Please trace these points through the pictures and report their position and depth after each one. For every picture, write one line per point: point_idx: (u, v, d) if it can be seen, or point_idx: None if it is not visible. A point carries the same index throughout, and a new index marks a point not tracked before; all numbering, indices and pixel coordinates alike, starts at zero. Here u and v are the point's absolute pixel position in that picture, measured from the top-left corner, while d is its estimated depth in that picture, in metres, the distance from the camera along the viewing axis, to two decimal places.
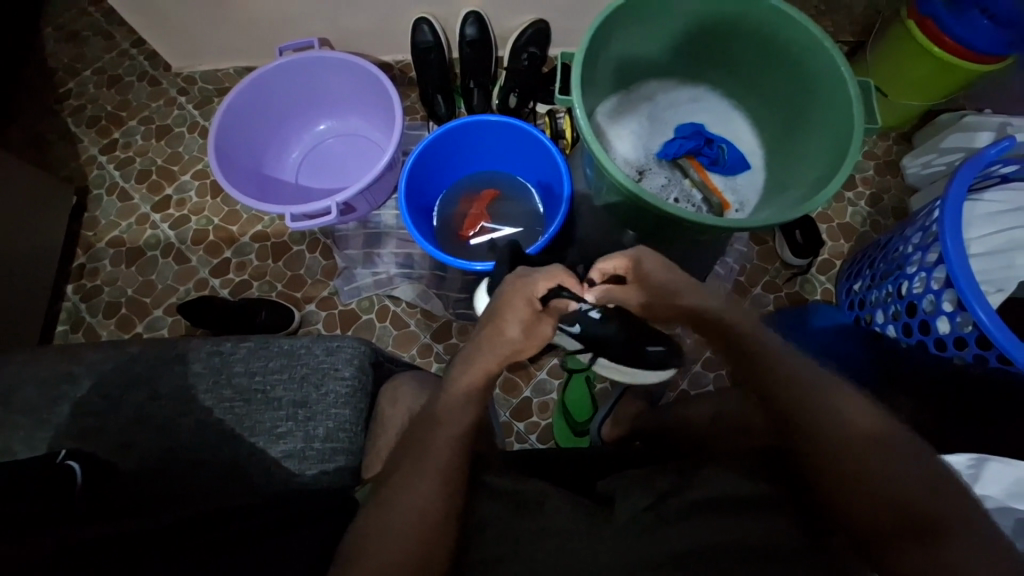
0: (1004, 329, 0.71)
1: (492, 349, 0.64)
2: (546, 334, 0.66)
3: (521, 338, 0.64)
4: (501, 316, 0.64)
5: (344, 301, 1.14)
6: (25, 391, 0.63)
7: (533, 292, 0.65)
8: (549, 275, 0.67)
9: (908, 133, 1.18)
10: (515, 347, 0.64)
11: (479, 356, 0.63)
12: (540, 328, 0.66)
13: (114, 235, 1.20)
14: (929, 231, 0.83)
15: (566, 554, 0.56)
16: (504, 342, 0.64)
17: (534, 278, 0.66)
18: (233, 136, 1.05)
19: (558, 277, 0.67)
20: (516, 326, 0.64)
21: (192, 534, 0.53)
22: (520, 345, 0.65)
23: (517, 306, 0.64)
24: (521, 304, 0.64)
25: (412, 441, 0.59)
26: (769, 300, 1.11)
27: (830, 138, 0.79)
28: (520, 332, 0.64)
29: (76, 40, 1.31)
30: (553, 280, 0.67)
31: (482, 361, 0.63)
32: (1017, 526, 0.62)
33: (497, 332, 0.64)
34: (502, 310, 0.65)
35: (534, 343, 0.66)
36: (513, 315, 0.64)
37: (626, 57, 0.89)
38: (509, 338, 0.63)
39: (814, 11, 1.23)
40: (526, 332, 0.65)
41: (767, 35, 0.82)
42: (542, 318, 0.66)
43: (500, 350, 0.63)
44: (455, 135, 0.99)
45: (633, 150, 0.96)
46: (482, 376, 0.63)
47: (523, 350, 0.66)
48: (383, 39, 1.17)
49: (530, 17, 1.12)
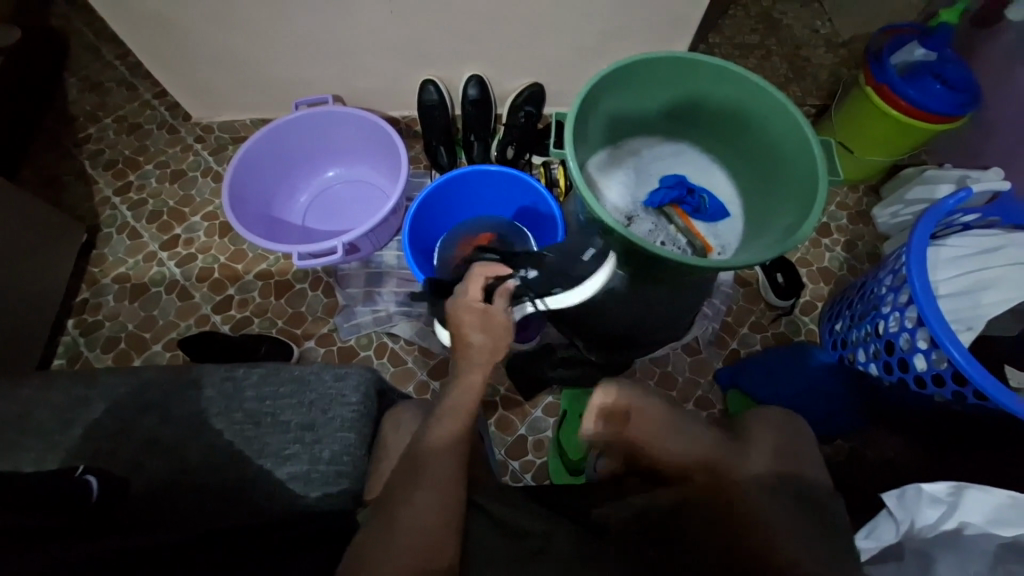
0: (977, 365, 0.75)
1: (470, 362, 0.66)
2: (508, 319, 0.67)
3: (485, 336, 0.66)
4: (458, 333, 0.67)
5: (343, 337, 1.17)
6: (35, 415, 0.65)
7: (471, 301, 0.68)
8: (473, 277, 0.71)
9: (876, 185, 1.28)
10: (486, 348, 0.66)
11: (462, 374, 0.66)
12: (498, 317, 0.67)
13: (121, 271, 1.24)
14: (899, 273, 0.89)
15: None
16: (475, 349, 0.66)
17: (463, 289, 0.70)
18: (248, 180, 1.12)
19: (479, 274, 0.72)
20: (473, 330, 0.66)
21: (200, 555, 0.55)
22: (491, 344, 0.66)
23: (464, 317, 0.67)
24: (467, 313, 0.67)
25: (419, 468, 0.61)
26: (756, 341, 1.15)
27: (800, 189, 0.87)
28: (481, 333, 0.66)
29: (100, 90, 1.40)
30: (477, 278, 0.71)
31: (466, 375, 0.66)
32: (1000, 551, 0.65)
33: (463, 347, 0.66)
34: (456, 329, 0.67)
35: (503, 336, 0.66)
36: (468, 326, 0.66)
37: (613, 116, 0.98)
38: (477, 344, 0.66)
39: (782, 78, 1.37)
40: (485, 330, 0.66)
41: (738, 102, 0.92)
42: (492, 310, 0.67)
43: (478, 358, 0.66)
44: (456, 183, 1.07)
45: (622, 198, 1.04)
46: (472, 392, 0.65)
47: (498, 347, 0.66)
48: (392, 97, 1.27)
49: (528, 80, 1.23)
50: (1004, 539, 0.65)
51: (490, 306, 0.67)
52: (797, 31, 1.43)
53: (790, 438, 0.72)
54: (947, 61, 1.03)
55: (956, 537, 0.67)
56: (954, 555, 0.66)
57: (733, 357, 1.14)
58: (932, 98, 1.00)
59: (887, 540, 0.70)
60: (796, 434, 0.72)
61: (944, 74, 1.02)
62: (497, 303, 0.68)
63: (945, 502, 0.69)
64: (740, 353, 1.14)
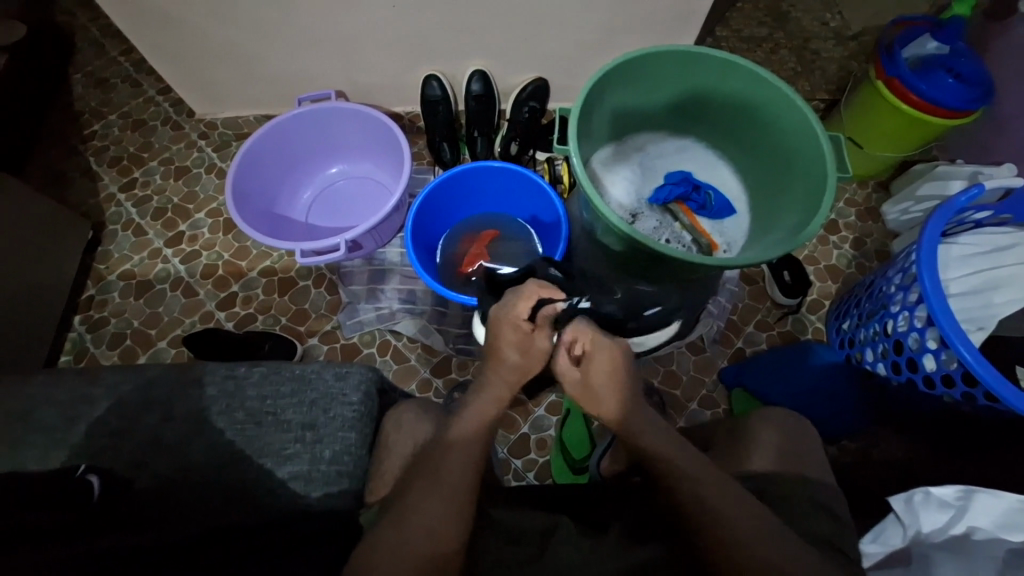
0: (987, 366, 0.74)
1: (499, 377, 0.68)
2: (546, 348, 0.68)
3: (521, 359, 0.68)
4: (496, 346, 0.68)
5: (346, 335, 1.17)
6: (40, 413, 0.65)
7: (515, 317, 0.68)
8: (526, 294, 0.68)
9: (886, 181, 1.26)
10: (517, 369, 0.68)
11: (489, 386, 0.68)
12: (537, 342, 0.68)
13: (126, 268, 1.24)
14: (909, 272, 0.87)
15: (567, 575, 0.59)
16: (507, 366, 0.68)
17: (513, 302, 0.68)
18: (251, 176, 1.12)
19: (536, 294, 0.68)
20: (510, 349, 0.67)
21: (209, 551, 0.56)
22: (523, 366, 0.68)
23: (504, 333, 0.67)
24: (508, 330, 0.67)
25: (422, 471, 0.62)
26: (762, 339, 1.14)
27: (808, 185, 0.86)
28: (518, 354, 0.68)
29: (105, 86, 1.41)
30: (531, 298, 0.68)
31: (493, 389, 0.68)
32: (1007, 556, 0.64)
33: (497, 360, 0.68)
34: (494, 341, 0.68)
35: (537, 360, 0.68)
36: (506, 343, 0.68)
37: (617, 113, 0.97)
38: (509, 362, 0.68)
39: (790, 72, 1.35)
40: (521, 351, 0.68)
41: (746, 96, 0.90)
42: (533, 333, 0.67)
43: (507, 377, 0.68)
44: (459, 179, 1.06)
45: (626, 195, 1.02)
46: (496, 405, 0.67)
47: (530, 369, 0.69)
48: (395, 92, 1.27)
49: (531, 75, 1.22)
50: (1012, 544, 0.65)
51: (533, 329, 0.67)
52: (806, 23, 1.40)
53: (794, 440, 0.71)
54: (959, 55, 1.00)
55: (964, 542, 0.66)
56: (960, 560, 0.65)
57: (739, 355, 1.13)
58: (943, 92, 0.98)
59: (894, 544, 0.70)
60: (799, 437, 0.72)
61: (957, 68, 0.99)
62: (541, 328, 0.67)
63: (954, 506, 0.68)
64: (745, 352, 1.13)
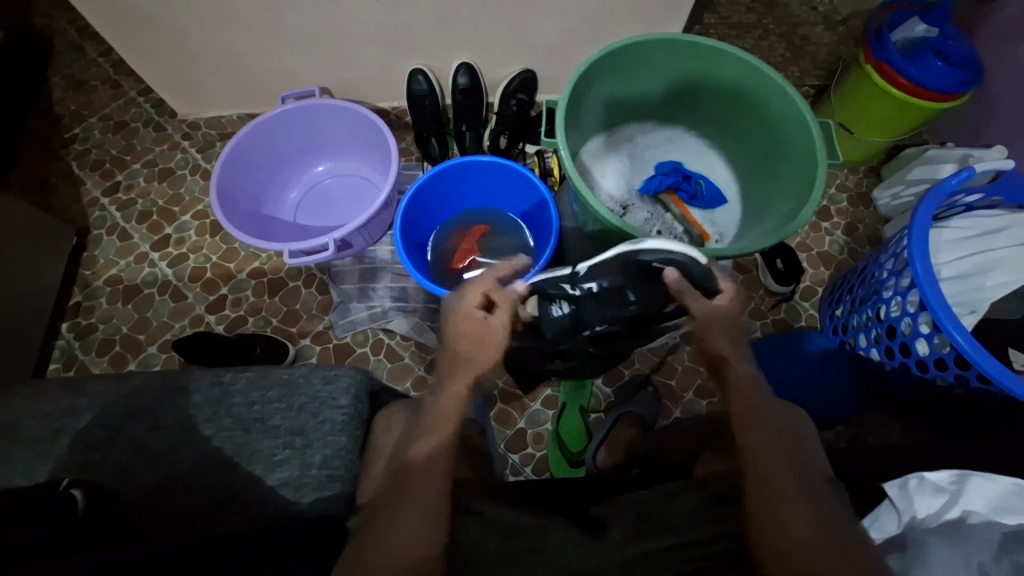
0: (979, 349, 0.73)
1: (456, 371, 0.67)
2: (502, 332, 0.67)
3: (477, 351, 0.67)
4: (452, 340, 0.68)
5: (339, 335, 1.15)
6: (22, 427, 0.64)
7: (469, 308, 0.67)
8: (477, 286, 0.69)
9: (876, 166, 1.26)
10: (471, 361, 0.67)
11: (448, 383, 0.67)
12: (493, 331, 0.67)
13: (112, 273, 1.22)
14: (901, 257, 0.87)
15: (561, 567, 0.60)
16: (463, 360, 0.67)
17: (465, 293, 0.69)
18: (236, 177, 1.10)
19: (484, 286, 0.69)
20: (465, 342, 0.67)
21: None
22: (478, 357, 0.67)
23: (460, 326, 0.67)
24: (462, 322, 0.67)
25: (406, 485, 0.61)
26: (756, 327, 1.13)
27: (799, 173, 0.86)
28: (472, 345, 0.67)
29: (84, 89, 1.37)
30: (482, 290, 0.68)
31: (453, 385, 0.67)
32: (1003, 539, 0.65)
33: (455, 356, 0.68)
34: (450, 336, 0.68)
35: (493, 351, 0.67)
36: (461, 336, 0.67)
37: (606, 103, 0.96)
38: (464, 356, 0.67)
39: (780, 58, 1.34)
40: (475, 343, 0.67)
41: (736, 82, 0.89)
42: (489, 322, 0.67)
43: (465, 371, 0.67)
44: (449, 175, 1.04)
45: (617, 187, 1.01)
46: (456, 402, 0.66)
47: (484, 360, 0.67)
48: (380, 87, 1.24)
49: (518, 66, 1.20)
50: (1007, 527, 0.66)
51: (489, 318, 0.67)
52: (794, 8, 1.39)
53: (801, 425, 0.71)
54: (948, 38, 0.99)
55: (960, 525, 0.67)
56: (955, 545, 0.65)
57: None
58: (934, 76, 0.98)
59: (891, 531, 0.69)
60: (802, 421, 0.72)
61: (946, 51, 0.99)
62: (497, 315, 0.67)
63: (948, 490, 0.69)
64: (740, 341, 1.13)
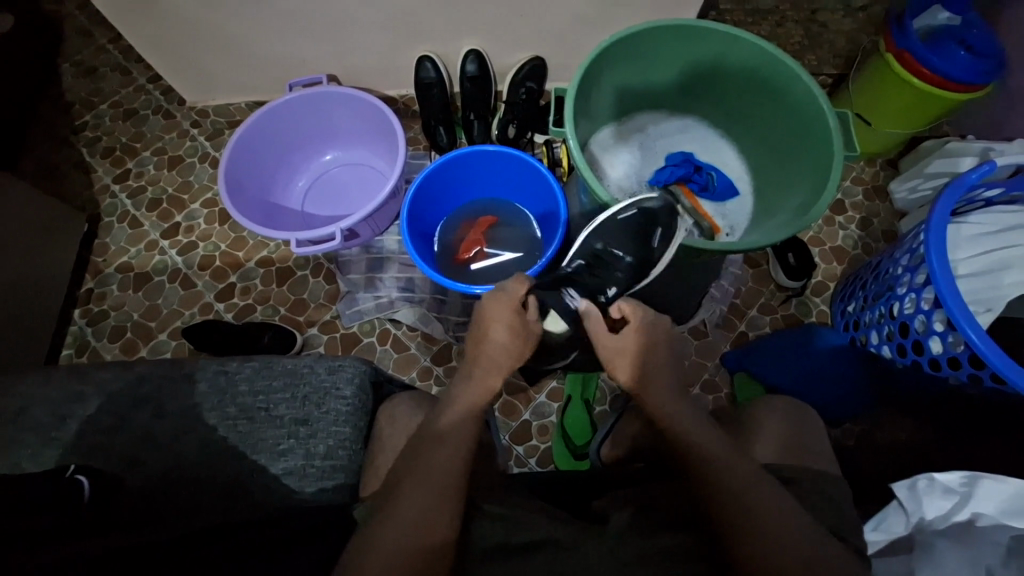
0: (994, 347, 0.72)
1: (491, 362, 0.70)
2: (535, 329, 0.73)
3: (512, 341, 0.71)
4: (486, 330, 0.71)
5: (346, 324, 1.16)
6: (32, 412, 0.65)
7: (511, 296, 0.72)
8: (518, 278, 0.75)
9: (894, 158, 1.23)
10: (506, 351, 0.71)
11: (479, 374, 0.70)
12: (527, 323, 0.72)
13: (124, 261, 1.23)
14: (917, 253, 0.84)
15: (558, 563, 0.60)
16: (499, 349, 0.70)
17: (506, 285, 0.74)
18: (244, 166, 1.10)
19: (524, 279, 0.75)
20: (503, 331, 0.71)
21: (203, 545, 0.58)
22: (512, 348, 0.71)
23: (501, 313, 0.71)
24: (505, 310, 0.71)
25: (401, 478, 0.61)
26: (765, 322, 1.12)
27: (815, 165, 0.83)
28: (508, 335, 0.71)
29: (94, 76, 1.38)
30: (523, 281, 0.75)
31: (483, 377, 0.70)
32: (1013, 543, 0.64)
33: (489, 343, 0.71)
34: (487, 323, 0.71)
35: (527, 343, 0.73)
36: (497, 324, 0.71)
37: (617, 91, 0.94)
38: (501, 344, 0.70)
39: (796, 46, 1.30)
40: (513, 334, 0.71)
41: (752, 70, 0.87)
42: (525, 317, 0.72)
43: (500, 362, 0.70)
44: (456, 165, 1.03)
45: (627, 178, 0.99)
46: (483, 394, 0.69)
47: (519, 351, 0.72)
48: (387, 75, 1.23)
49: (527, 54, 1.18)
50: (1017, 531, 0.65)
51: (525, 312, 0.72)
52: None
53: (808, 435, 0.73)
54: (971, 27, 0.97)
55: (969, 528, 0.66)
56: (965, 549, 0.65)
57: (742, 339, 1.11)
58: (955, 66, 0.94)
59: (897, 532, 0.69)
60: (808, 431, 0.73)
61: (968, 40, 0.95)
62: (530, 310, 0.73)
63: (958, 492, 0.68)
64: (748, 336, 1.11)
